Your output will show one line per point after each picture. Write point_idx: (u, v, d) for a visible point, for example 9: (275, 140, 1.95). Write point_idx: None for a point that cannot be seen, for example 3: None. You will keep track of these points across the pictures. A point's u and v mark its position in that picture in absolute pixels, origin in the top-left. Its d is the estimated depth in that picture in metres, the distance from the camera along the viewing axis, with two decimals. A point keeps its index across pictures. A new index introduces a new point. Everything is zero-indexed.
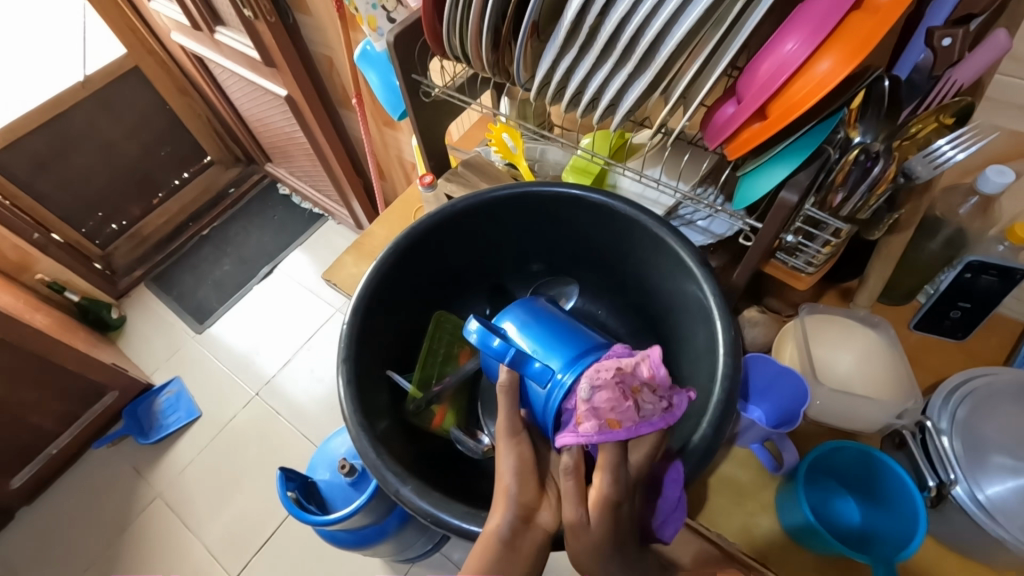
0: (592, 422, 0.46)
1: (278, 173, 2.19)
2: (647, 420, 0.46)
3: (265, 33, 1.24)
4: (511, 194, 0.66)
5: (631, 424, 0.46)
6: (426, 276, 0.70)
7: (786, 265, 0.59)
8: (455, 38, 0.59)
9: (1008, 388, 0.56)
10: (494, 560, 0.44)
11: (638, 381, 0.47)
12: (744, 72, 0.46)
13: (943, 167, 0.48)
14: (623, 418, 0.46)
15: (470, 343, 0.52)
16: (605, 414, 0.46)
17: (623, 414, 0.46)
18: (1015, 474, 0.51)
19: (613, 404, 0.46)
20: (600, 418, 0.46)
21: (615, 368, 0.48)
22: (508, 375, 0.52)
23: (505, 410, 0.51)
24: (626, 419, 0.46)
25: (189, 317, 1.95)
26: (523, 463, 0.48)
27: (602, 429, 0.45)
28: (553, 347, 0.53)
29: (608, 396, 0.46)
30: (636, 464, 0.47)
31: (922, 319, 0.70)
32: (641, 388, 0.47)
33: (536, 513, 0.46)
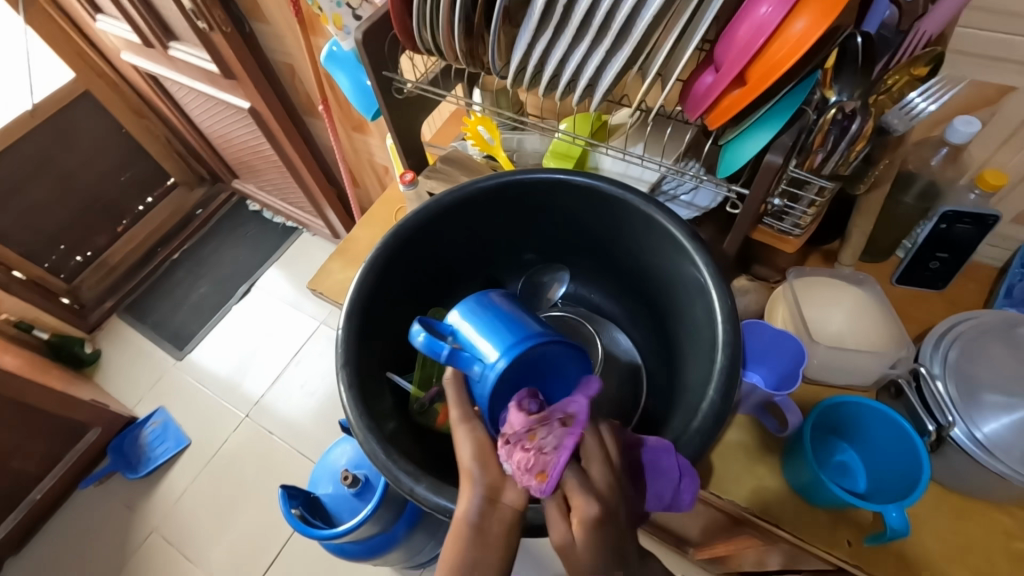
0: (532, 489, 0.43)
1: (246, 189, 2.13)
2: (560, 444, 0.44)
3: (222, 44, 1.20)
4: (494, 185, 0.66)
5: (553, 462, 0.43)
6: (413, 276, 0.69)
7: (774, 228, 0.60)
8: (427, 30, 0.59)
9: (995, 328, 0.58)
10: (463, 548, 0.43)
11: (525, 430, 0.46)
12: (721, 38, 0.46)
13: (918, 119, 0.50)
14: (543, 467, 0.43)
15: (418, 350, 0.50)
16: (532, 474, 0.43)
17: (542, 460, 0.43)
18: (1007, 411, 0.53)
19: (525, 456, 0.44)
20: (531, 482, 0.43)
21: (501, 443, 0.46)
22: (453, 373, 0.54)
23: (457, 401, 0.52)
24: (550, 462, 0.43)
25: (168, 344, 1.89)
26: (482, 446, 0.48)
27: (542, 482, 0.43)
28: (481, 342, 0.53)
29: (517, 459, 0.44)
30: (601, 478, 0.43)
31: (904, 273, 0.72)
32: (533, 430, 0.45)
33: (501, 493, 0.45)
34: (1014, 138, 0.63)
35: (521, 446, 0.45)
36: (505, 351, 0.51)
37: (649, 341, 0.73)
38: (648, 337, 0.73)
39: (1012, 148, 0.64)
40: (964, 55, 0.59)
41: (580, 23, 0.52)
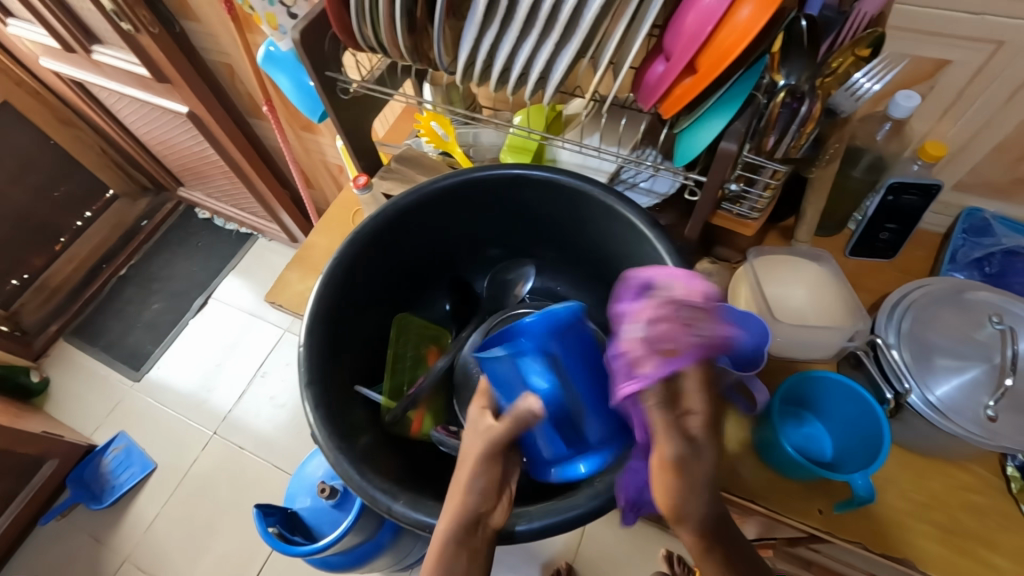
0: (654, 358, 0.43)
1: (194, 197, 2.03)
2: (694, 344, 0.44)
3: (151, 46, 1.13)
4: (452, 183, 0.65)
5: (681, 348, 0.44)
6: (377, 281, 0.67)
7: (732, 213, 0.60)
8: (367, 28, 0.56)
9: (944, 294, 0.61)
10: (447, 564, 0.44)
11: (687, 312, 0.46)
12: (671, 24, 0.46)
13: (863, 98, 0.50)
14: (680, 333, 0.44)
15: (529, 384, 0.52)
16: (660, 345, 0.44)
17: (675, 341, 0.44)
18: (959, 373, 0.56)
19: (666, 328, 0.45)
20: (651, 353, 0.44)
21: (660, 308, 0.46)
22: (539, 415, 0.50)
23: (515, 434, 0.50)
24: (679, 346, 0.44)
25: (123, 365, 1.80)
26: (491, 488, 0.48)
27: (658, 362, 0.43)
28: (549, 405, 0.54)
29: (660, 324, 0.45)
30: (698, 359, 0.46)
31: (857, 245, 0.75)
32: (690, 319, 0.46)
33: (487, 516, 0.47)
34: (950, 110, 0.65)
35: (671, 319, 0.45)
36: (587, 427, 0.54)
37: None
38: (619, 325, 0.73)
39: (950, 119, 0.66)
40: (902, 32, 0.60)
41: (525, 16, 0.50)
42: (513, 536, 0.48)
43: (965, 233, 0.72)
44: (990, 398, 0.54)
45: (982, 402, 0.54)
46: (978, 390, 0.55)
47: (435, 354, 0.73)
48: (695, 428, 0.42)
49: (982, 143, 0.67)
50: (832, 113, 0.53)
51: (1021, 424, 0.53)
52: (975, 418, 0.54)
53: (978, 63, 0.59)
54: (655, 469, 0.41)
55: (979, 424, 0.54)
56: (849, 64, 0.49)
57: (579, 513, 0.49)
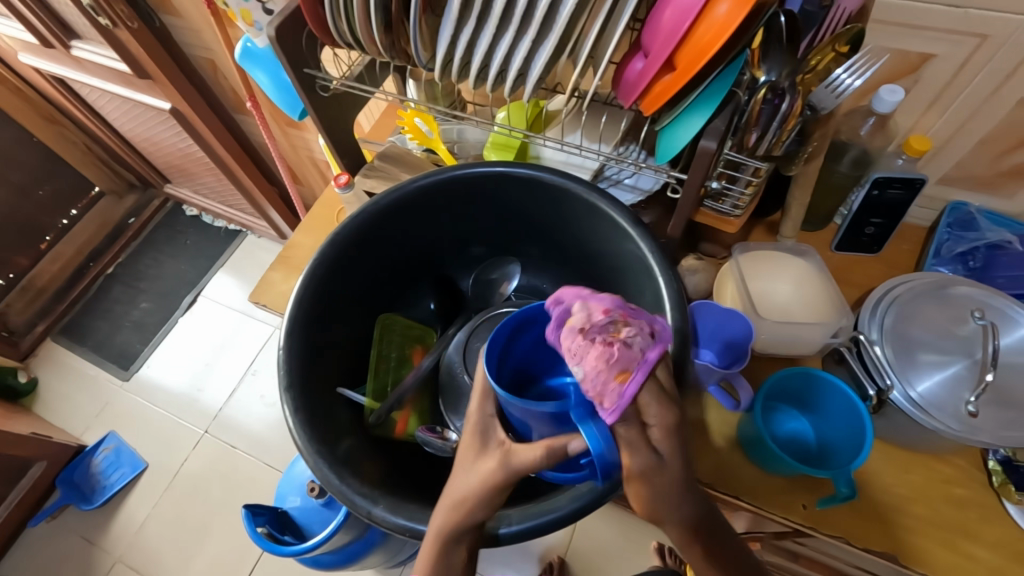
0: (610, 391, 0.37)
1: (181, 194, 2.01)
2: (648, 345, 0.38)
3: (131, 41, 1.10)
4: (434, 181, 0.64)
5: (636, 359, 0.38)
6: (360, 281, 0.67)
7: (714, 210, 0.59)
8: (342, 23, 0.55)
9: (927, 289, 0.61)
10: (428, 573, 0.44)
11: (607, 327, 0.39)
12: (648, 22, 0.45)
13: (843, 94, 0.49)
14: (613, 357, 0.38)
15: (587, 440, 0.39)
16: (608, 373, 0.38)
17: (621, 359, 0.38)
18: (941, 369, 0.56)
19: (608, 352, 0.38)
20: (607, 385, 0.37)
21: (579, 337, 0.39)
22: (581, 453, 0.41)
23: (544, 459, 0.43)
24: (626, 364, 0.38)
25: (112, 364, 1.79)
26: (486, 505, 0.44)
27: (612, 391, 0.38)
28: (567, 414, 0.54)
29: (593, 357, 0.38)
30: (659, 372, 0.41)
31: (842, 239, 0.74)
32: (618, 327, 0.39)
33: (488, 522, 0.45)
34: (935, 103, 0.65)
35: (600, 341, 0.39)
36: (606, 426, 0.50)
37: None
38: None
39: (934, 113, 0.66)
40: (886, 25, 0.60)
41: (502, 12, 0.49)
42: (497, 538, 0.48)
43: (950, 227, 0.72)
44: (971, 394, 0.54)
45: (963, 398, 0.54)
46: (959, 386, 0.55)
47: (421, 354, 0.73)
48: (657, 440, 0.40)
49: (967, 137, 0.66)
50: (813, 110, 0.51)
51: (1001, 420, 0.53)
52: (956, 414, 0.54)
53: (962, 57, 0.59)
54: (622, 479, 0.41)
55: (959, 419, 0.54)
56: (827, 62, 0.50)
57: (559, 515, 0.48)
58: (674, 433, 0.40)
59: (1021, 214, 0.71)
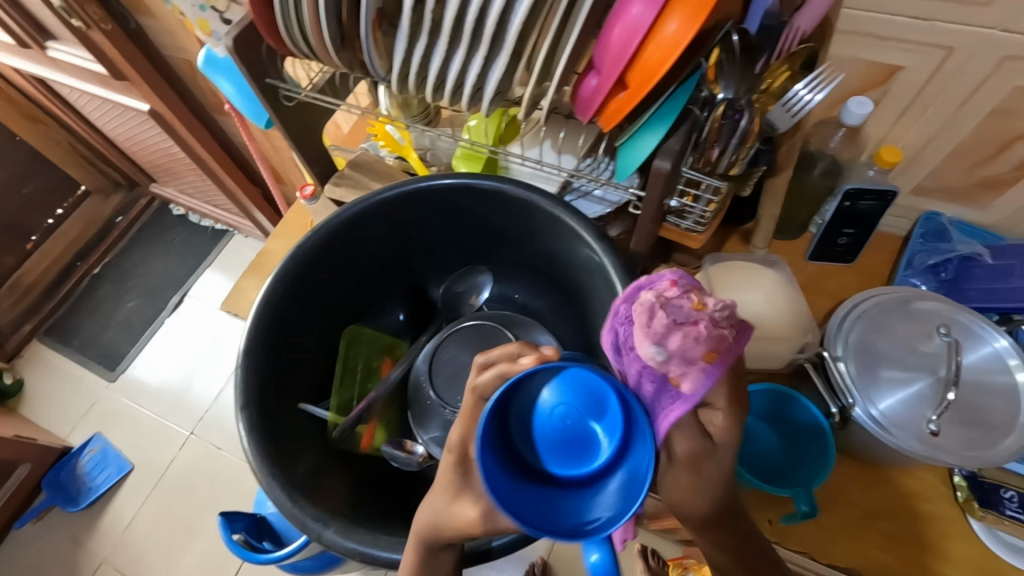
0: (695, 372, 0.38)
1: (167, 193, 1.99)
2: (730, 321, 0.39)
3: (105, 43, 1.09)
4: (398, 194, 0.63)
5: (724, 339, 0.38)
6: (324, 293, 0.66)
7: (679, 226, 0.58)
8: (297, 36, 0.54)
9: (893, 304, 0.60)
10: None
11: (686, 303, 0.38)
12: (598, 39, 0.43)
13: (800, 113, 0.48)
14: (703, 336, 0.37)
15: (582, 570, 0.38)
16: (696, 353, 0.37)
17: (709, 339, 0.37)
18: (903, 386, 0.56)
19: (694, 334, 0.37)
20: (693, 365, 0.37)
21: (660, 314, 0.38)
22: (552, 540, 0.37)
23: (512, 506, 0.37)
24: (716, 343, 0.37)
25: (98, 365, 1.78)
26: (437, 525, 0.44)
27: (700, 378, 0.38)
28: (589, 399, 0.41)
29: (678, 337, 0.37)
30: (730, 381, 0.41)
31: (816, 249, 0.74)
32: (701, 302, 0.38)
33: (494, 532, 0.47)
34: (905, 114, 0.64)
35: (681, 319, 0.38)
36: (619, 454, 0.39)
37: (574, 338, 0.72)
38: (574, 334, 0.72)
39: (905, 124, 0.65)
40: (854, 36, 0.59)
41: (454, 27, 0.48)
42: (489, 551, 0.50)
43: (922, 237, 0.72)
44: (933, 412, 0.54)
45: (926, 416, 0.54)
46: (922, 405, 0.55)
47: (390, 364, 0.72)
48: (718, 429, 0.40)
49: (938, 148, 0.66)
50: (770, 127, 0.51)
51: (964, 438, 0.53)
52: (918, 432, 0.54)
53: (929, 68, 0.58)
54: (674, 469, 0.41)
55: (921, 438, 0.53)
56: (783, 81, 0.50)
57: (514, 538, 0.50)
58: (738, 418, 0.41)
59: (997, 225, 0.71)
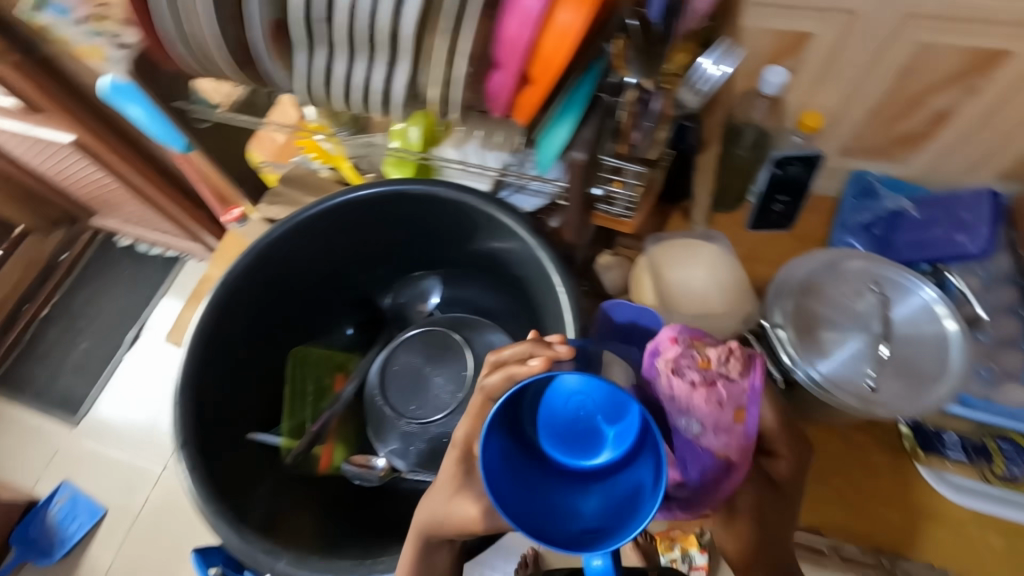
0: (735, 436, 0.43)
1: (110, 225, 1.91)
2: (746, 370, 0.44)
3: (11, 76, 1.03)
4: (326, 209, 0.62)
5: (744, 393, 0.44)
6: (261, 317, 0.64)
7: (609, 213, 0.58)
8: (192, 55, 0.51)
9: (823, 266, 0.61)
10: None
11: (700, 366, 0.44)
12: (495, 33, 0.42)
13: (707, 90, 0.48)
14: (728, 398, 0.44)
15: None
16: (727, 416, 0.43)
17: (731, 397, 0.44)
18: (840, 346, 0.57)
19: (718, 398, 0.44)
20: (731, 427, 0.43)
21: (684, 387, 0.44)
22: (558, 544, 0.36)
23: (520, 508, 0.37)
24: (739, 400, 0.44)
25: (57, 411, 1.71)
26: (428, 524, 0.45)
27: (739, 436, 0.43)
28: (593, 391, 0.40)
29: (706, 404, 0.43)
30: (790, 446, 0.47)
31: (754, 218, 0.75)
32: (711, 361, 0.44)
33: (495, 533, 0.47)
34: (821, 79, 0.65)
35: (703, 382, 0.44)
36: (638, 445, 0.38)
37: None
38: None
39: (822, 89, 0.66)
40: (762, 6, 0.59)
41: None
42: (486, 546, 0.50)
43: (853, 197, 0.74)
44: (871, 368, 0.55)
45: (864, 373, 0.56)
46: (860, 362, 0.56)
47: (343, 380, 0.71)
48: (785, 470, 0.47)
49: (856, 109, 0.67)
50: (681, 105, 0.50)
51: (900, 390, 0.55)
52: (858, 391, 0.55)
53: (836, 33, 0.59)
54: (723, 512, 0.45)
55: (860, 396, 0.55)
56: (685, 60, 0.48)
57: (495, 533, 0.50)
58: (800, 458, 0.48)
59: (921, 177, 0.73)
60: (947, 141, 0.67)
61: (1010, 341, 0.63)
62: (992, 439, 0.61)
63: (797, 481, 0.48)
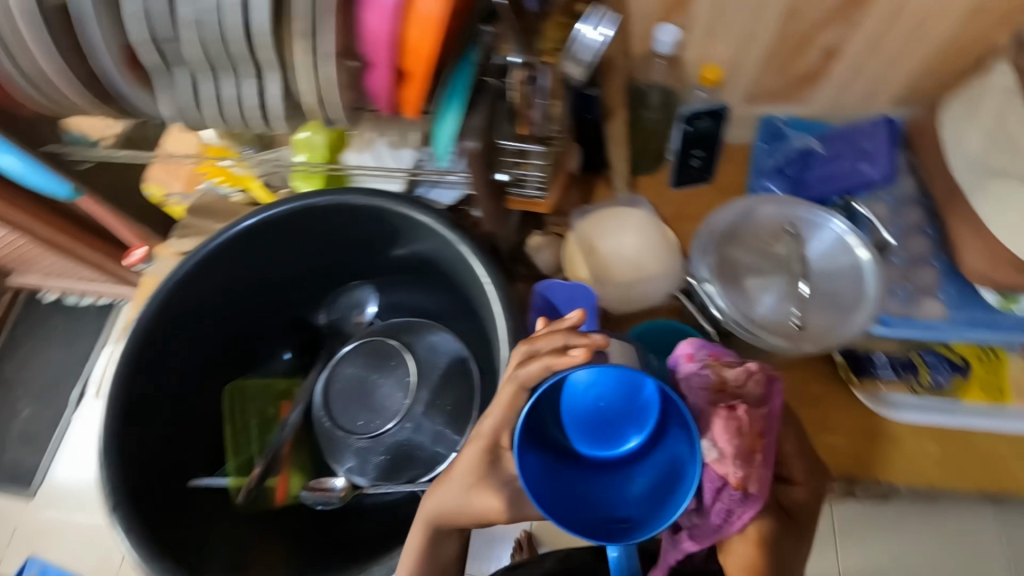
0: (754, 469, 0.41)
1: (27, 283, 1.75)
2: (767, 394, 0.45)
3: None
4: (235, 235, 0.59)
5: (764, 420, 0.43)
6: (186, 358, 0.61)
7: (523, 196, 0.55)
8: (40, 97, 0.47)
9: (739, 216, 0.62)
10: None
11: (724, 391, 0.45)
12: (360, 27, 0.40)
13: (591, 57, 0.46)
14: (749, 423, 0.42)
15: None
16: (745, 443, 0.42)
17: (753, 425, 0.42)
18: (765, 290, 0.59)
19: (736, 423, 0.42)
20: (752, 457, 0.41)
21: (705, 408, 0.43)
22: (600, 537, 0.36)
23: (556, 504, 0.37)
24: (762, 430, 0.43)
25: (8, 487, 1.60)
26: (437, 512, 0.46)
27: (759, 468, 0.42)
28: (608, 383, 0.41)
29: (722, 428, 0.42)
30: (804, 472, 0.47)
31: (676, 175, 0.74)
32: (732, 383, 0.45)
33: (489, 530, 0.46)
34: (714, 31, 0.66)
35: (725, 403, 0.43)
36: (669, 427, 0.39)
37: None
38: None
39: (717, 41, 0.67)
40: None
41: None
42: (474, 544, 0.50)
43: (764, 143, 0.75)
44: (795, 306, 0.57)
45: (789, 312, 0.58)
46: (785, 302, 0.58)
47: (289, 405, 0.68)
48: (800, 499, 0.46)
49: (752, 57, 0.68)
50: (569, 79, 0.48)
51: (823, 321, 0.57)
52: (787, 330, 0.57)
53: None
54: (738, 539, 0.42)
55: (789, 334, 0.57)
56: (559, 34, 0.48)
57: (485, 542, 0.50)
58: (815, 490, 0.47)
59: (825, 114, 0.75)
60: (841, 76, 0.69)
61: (921, 259, 0.67)
62: (916, 354, 0.64)
63: (812, 512, 0.46)
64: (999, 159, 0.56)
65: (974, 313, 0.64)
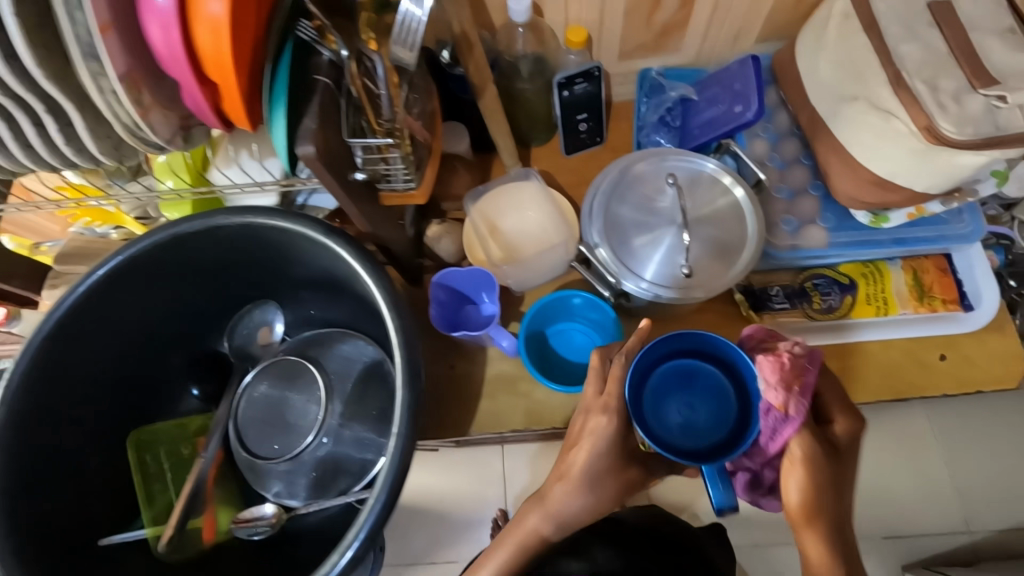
0: (795, 399, 0.46)
1: None
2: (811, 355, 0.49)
3: None
4: (99, 279, 0.55)
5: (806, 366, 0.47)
6: (72, 421, 0.57)
7: (394, 190, 0.54)
8: None
9: (621, 177, 0.62)
10: None
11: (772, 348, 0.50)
12: (147, 43, 0.37)
13: (418, 35, 0.43)
14: (788, 360, 0.47)
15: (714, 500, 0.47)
16: (789, 379, 0.46)
17: (795, 365, 0.47)
18: (655, 244, 0.59)
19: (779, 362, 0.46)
20: (793, 389, 0.46)
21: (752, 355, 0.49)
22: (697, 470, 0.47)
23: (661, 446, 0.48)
24: (804, 373, 0.47)
25: None
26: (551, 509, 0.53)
27: (799, 401, 0.46)
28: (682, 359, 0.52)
29: (767, 365, 0.46)
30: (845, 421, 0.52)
31: (566, 144, 0.74)
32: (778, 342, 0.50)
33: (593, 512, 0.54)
34: None
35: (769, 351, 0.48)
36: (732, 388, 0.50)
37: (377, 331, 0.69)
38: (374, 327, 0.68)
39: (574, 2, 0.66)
40: None
41: None
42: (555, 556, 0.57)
43: (645, 98, 0.76)
44: (682, 256, 0.58)
45: (678, 262, 0.59)
46: (674, 253, 0.59)
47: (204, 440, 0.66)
48: (842, 433, 0.51)
49: (612, 13, 0.67)
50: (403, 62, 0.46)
51: (710, 266, 0.59)
52: (677, 280, 0.59)
53: None
54: (788, 464, 0.49)
55: (678, 284, 0.58)
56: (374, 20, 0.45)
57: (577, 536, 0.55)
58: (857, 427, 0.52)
59: (698, 60, 0.76)
60: (702, 21, 0.69)
61: (802, 189, 0.70)
62: (809, 280, 0.67)
63: (855, 441, 0.52)
64: (850, 83, 0.58)
65: (853, 233, 0.67)
